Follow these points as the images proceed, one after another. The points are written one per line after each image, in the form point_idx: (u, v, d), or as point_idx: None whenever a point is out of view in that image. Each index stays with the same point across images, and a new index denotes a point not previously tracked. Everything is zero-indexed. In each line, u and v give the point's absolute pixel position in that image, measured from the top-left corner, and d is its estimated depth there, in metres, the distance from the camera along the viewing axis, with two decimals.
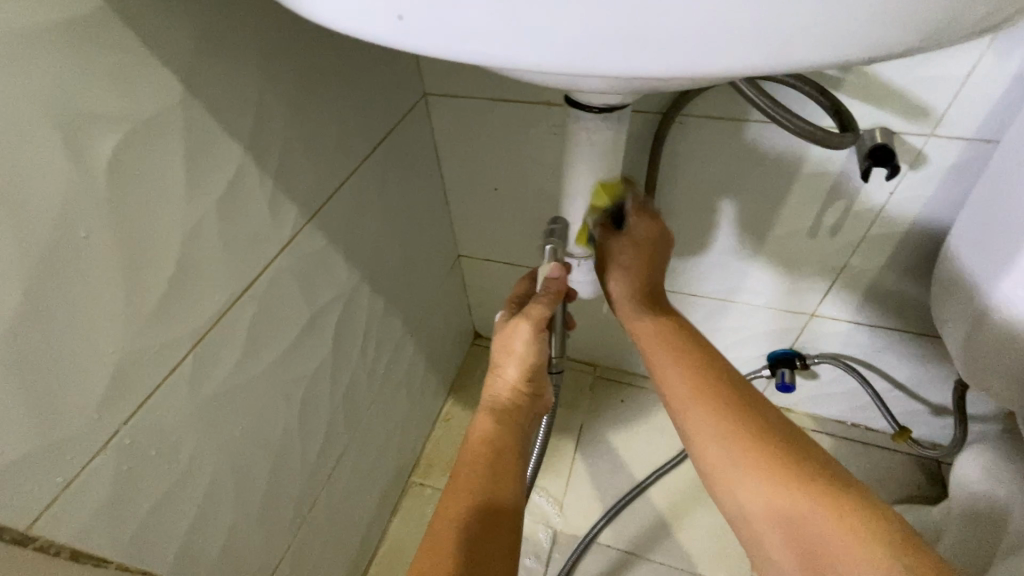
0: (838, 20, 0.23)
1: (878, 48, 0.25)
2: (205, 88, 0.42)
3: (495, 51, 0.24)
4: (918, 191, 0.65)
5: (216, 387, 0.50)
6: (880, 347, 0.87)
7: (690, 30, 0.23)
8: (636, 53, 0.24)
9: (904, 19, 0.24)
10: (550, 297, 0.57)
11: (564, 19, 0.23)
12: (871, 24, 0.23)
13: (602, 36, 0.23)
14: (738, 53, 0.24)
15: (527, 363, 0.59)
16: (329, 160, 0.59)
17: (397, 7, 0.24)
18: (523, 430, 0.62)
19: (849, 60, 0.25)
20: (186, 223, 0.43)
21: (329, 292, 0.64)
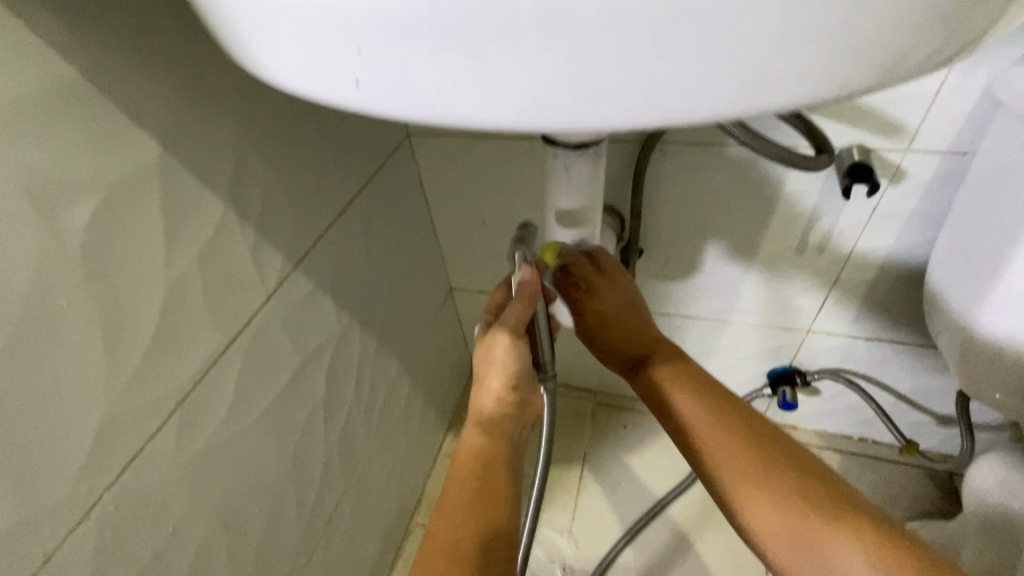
0: (794, 68, 0.23)
1: (839, 86, 0.25)
2: (184, 146, 0.43)
3: (457, 111, 0.25)
4: (900, 205, 0.65)
5: (204, 443, 0.49)
6: (880, 360, 0.86)
7: (649, 84, 0.23)
8: (597, 108, 0.24)
9: (862, 58, 0.24)
10: (523, 302, 0.55)
11: (523, 80, 0.23)
12: (829, 66, 0.24)
13: (561, 93, 0.24)
14: (699, 103, 0.24)
15: (509, 372, 0.59)
16: (314, 205, 0.59)
17: (355, 73, 0.24)
18: (513, 439, 0.62)
19: (813, 99, 0.25)
20: (167, 281, 0.43)
21: (318, 336, 0.64)
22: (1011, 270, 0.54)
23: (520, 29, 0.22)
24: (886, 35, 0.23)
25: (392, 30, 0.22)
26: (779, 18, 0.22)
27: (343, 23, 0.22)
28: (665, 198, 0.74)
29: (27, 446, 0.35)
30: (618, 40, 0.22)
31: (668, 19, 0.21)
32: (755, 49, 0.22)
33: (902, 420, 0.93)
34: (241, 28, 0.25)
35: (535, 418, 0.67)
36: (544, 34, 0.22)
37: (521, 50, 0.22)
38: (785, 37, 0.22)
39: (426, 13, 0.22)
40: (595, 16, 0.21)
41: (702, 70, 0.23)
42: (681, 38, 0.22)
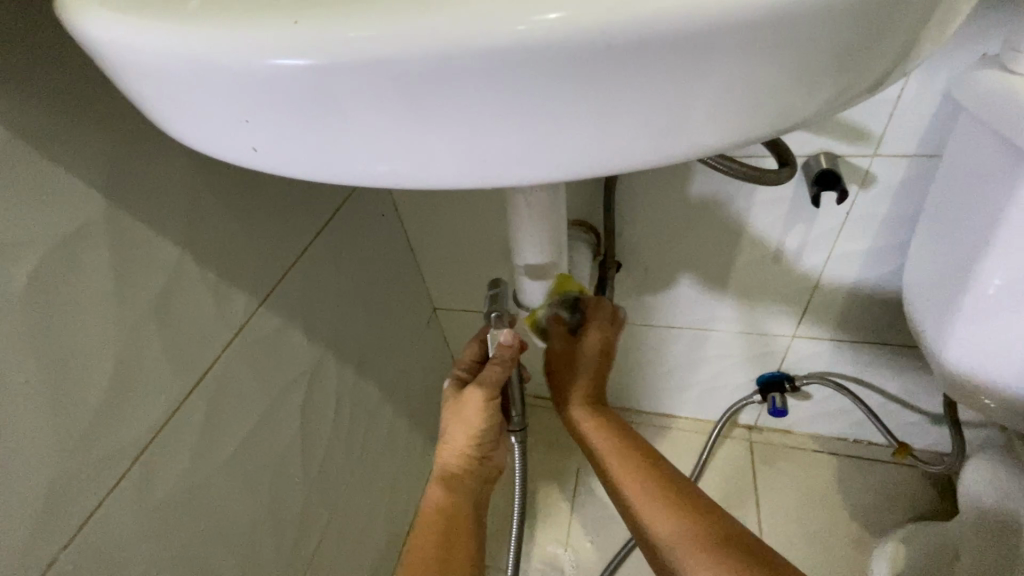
0: (700, 121, 0.24)
1: (747, 129, 0.25)
2: (129, 196, 0.42)
3: (371, 174, 0.25)
4: (873, 209, 0.65)
5: (169, 491, 0.48)
6: (867, 362, 0.85)
7: (560, 140, 0.23)
8: (510, 164, 0.24)
9: (769, 101, 0.24)
10: (504, 363, 0.56)
11: (428, 142, 0.23)
12: (732, 114, 0.24)
13: (471, 152, 0.24)
14: (616, 154, 0.24)
15: (476, 431, 0.57)
16: (275, 241, 0.58)
17: (255, 141, 0.25)
18: (476, 496, 0.61)
19: (723, 143, 0.25)
20: (121, 331, 0.43)
21: (288, 371, 0.63)
22: (989, 261, 0.51)
23: (413, 91, 0.21)
24: (797, 78, 0.23)
25: (284, 101, 0.22)
26: (688, 71, 0.21)
27: (236, 90, 0.22)
28: (637, 215, 0.73)
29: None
30: (520, 101, 0.22)
31: (568, 79, 0.21)
32: (665, 101, 0.22)
33: (894, 420, 0.92)
34: (145, 96, 0.25)
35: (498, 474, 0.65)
36: (441, 96, 0.22)
37: (421, 114, 0.22)
38: (696, 85, 0.22)
39: (318, 81, 0.21)
40: (490, 81, 0.21)
41: (614, 124, 0.23)
42: (586, 95, 0.22)
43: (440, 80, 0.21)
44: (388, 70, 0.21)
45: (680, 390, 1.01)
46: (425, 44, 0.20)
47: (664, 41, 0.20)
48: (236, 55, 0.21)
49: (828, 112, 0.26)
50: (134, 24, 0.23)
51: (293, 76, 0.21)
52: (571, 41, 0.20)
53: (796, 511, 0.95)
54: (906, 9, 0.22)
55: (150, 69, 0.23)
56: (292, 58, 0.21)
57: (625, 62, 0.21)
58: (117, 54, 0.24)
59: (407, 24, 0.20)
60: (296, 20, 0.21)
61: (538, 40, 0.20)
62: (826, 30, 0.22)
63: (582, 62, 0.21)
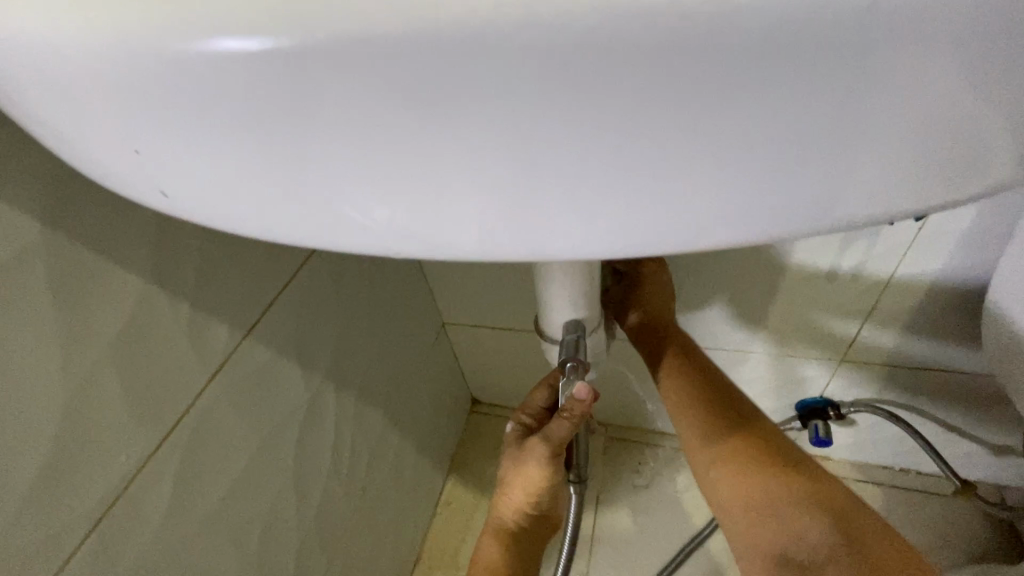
0: (806, 147, 0.17)
1: (883, 162, 0.18)
2: (81, 221, 0.35)
3: (391, 220, 0.20)
4: (950, 224, 0.56)
5: (133, 561, 0.41)
6: (925, 390, 0.76)
7: (631, 173, 0.18)
8: (569, 206, 0.19)
9: (916, 123, 0.17)
10: (571, 420, 0.49)
11: (434, 162, 0.18)
12: (856, 137, 0.17)
13: (518, 186, 0.18)
14: (706, 192, 0.18)
15: (536, 489, 0.53)
16: (265, 263, 0.51)
17: (250, 170, 0.19)
18: (531, 550, 0.58)
19: (843, 182, 0.18)
20: (70, 383, 0.36)
21: (281, 408, 0.56)
22: None
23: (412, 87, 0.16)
24: (970, 89, 0.17)
25: (276, 116, 0.17)
26: (808, 77, 0.16)
27: (187, 92, 0.17)
28: None
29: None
30: (582, 120, 0.17)
31: (632, 84, 0.16)
32: (775, 122, 0.17)
33: (951, 452, 0.83)
34: (78, 100, 0.19)
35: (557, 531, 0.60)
36: (480, 112, 0.17)
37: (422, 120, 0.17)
38: (821, 96, 0.16)
39: (297, 79, 0.16)
40: (512, 79, 0.16)
41: (706, 152, 0.17)
42: (670, 110, 0.16)
43: (476, 87, 0.16)
44: (397, 74, 0.16)
45: None
46: (458, 42, 0.15)
47: (775, 33, 0.15)
48: (203, 52, 0.17)
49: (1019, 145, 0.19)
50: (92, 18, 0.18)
51: (286, 79, 0.17)
52: (649, 34, 0.15)
53: None
54: None
55: (106, 76, 0.18)
56: (253, 42, 0.16)
57: (722, 63, 0.15)
58: (58, 56, 0.18)
59: (434, 18, 0.15)
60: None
61: (614, 32, 0.15)
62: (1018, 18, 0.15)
63: (662, 65, 0.16)
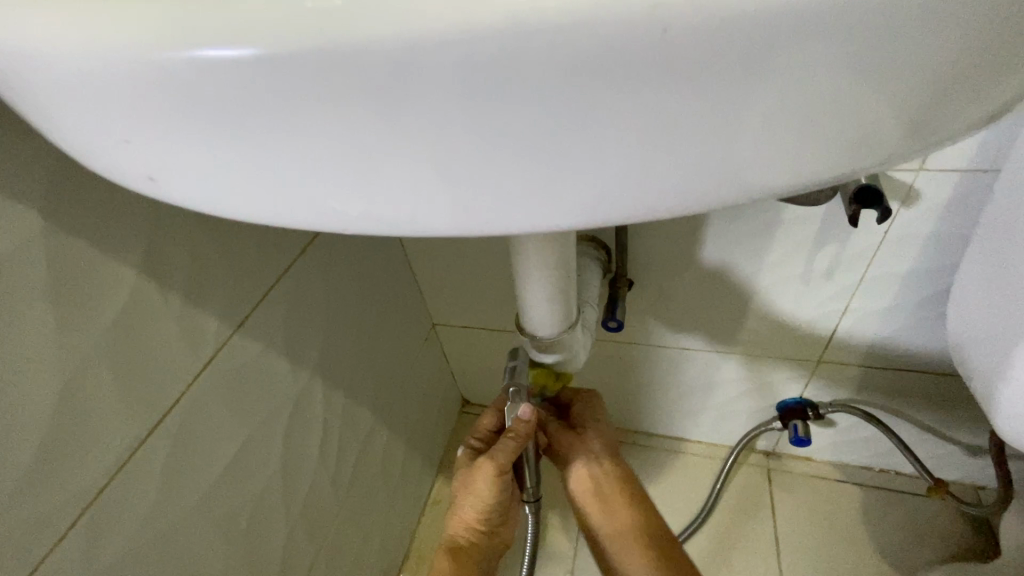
0: (739, 149, 0.19)
1: (808, 163, 0.20)
2: (81, 213, 0.37)
3: (368, 208, 0.22)
4: (915, 228, 0.58)
5: (125, 544, 0.43)
6: (899, 390, 0.78)
7: (576, 172, 0.20)
8: (522, 200, 0.21)
9: (833, 130, 0.19)
10: (519, 438, 0.52)
11: (402, 159, 0.20)
12: (784, 143, 0.19)
13: (473, 180, 0.20)
14: (645, 188, 0.20)
15: (486, 502, 0.55)
16: (254, 262, 0.53)
17: (232, 163, 0.21)
18: (482, 568, 0.58)
19: (772, 180, 0.20)
20: (67, 370, 0.37)
21: (270, 401, 0.57)
22: None
23: (381, 94, 0.18)
24: (880, 94, 0.18)
25: (254, 117, 0.19)
26: (732, 86, 0.17)
27: (175, 95, 0.19)
28: (651, 231, 0.66)
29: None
30: (527, 122, 0.18)
31: (581, 93, 0.17)
32: (703, 125, 0.18)
33: (926, 451, 0.85)
34: (78, 104, 0.21)
35: (504, 548, 0.61)
36: (436, 115, 0.18)
37: (391, 123, 0.19)
38: (750, 102, 0.18)
39: (277, 88, 0.18)
40: (471, 87, 0.17)
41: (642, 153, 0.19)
42: (607, 114, 0.18)
43: (437, 95, 0.18)
44: (363, 81, 0.18)
45: (694, 415, 0.95)
46: (407, 45, 0.17)
47: (706, 42, 0.16)
48: (193, 57, 0.18)
49: (925, 141, 0.20)
50: (84, 21, 0.19)
51: (252, 80, 0.18)
52: (591, 40, 0.16)
53: (819, 547, 0.88)
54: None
55: (97, 74, 0.20)
56: (238, 50, 0.18)
57: (659, 74, 0.17)
58: (52, 57, 0.20)
59: (403, 29, 0.17)
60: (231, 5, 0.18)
61: (557, 42, 0.16)
62: (919, 27, 0.17)
63: (596, 74, 0.17)
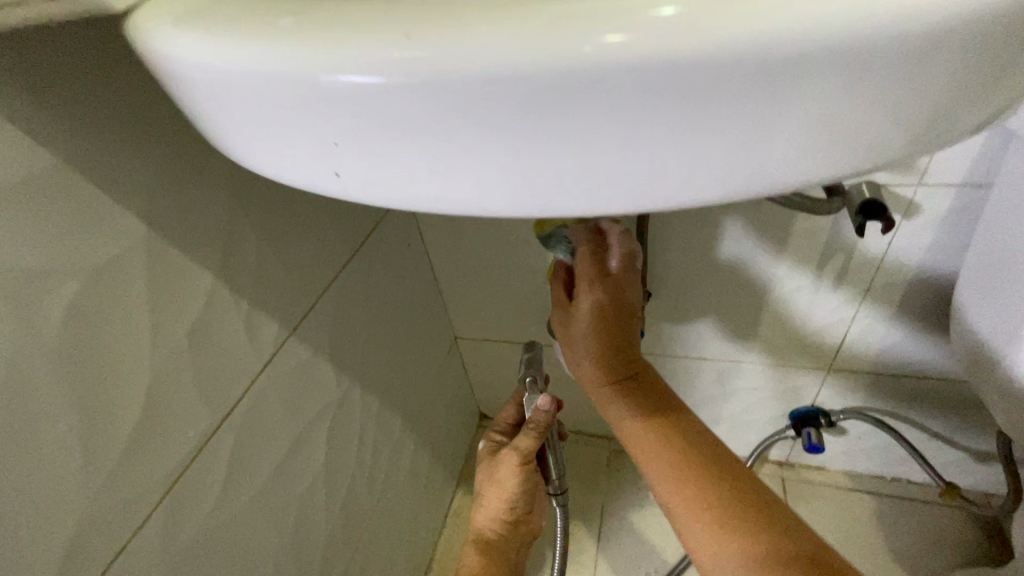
0: (803, 151, 0.21)
1: (853, 164, 0.23)
2: (171, 223, 0.41)
3: (445, 192, 0.23)
4: (917, 238, 0.63)
5: (192, 533, 0.46)
6: (908, 396, 0.81)
7: (658, 169, 0.21)
8: (603, 196, 0.22)
9: (877, 136, 0.22)
10: (539, 429, 0.53)
11: (509, 162, 0.21)
12: (838, 146, 0.22)
13: (540, 180, 0.22)
14: (714, 184, 0.22)
15: (510, 496, 0.56)
16: (305, 273, 0.57)
17: (334, 166, 0.23)
18: (511, 559, 0.60)
19: (821, 178, 0.23)
20: (152, 366, 0.41)
21: (316, 404, 0.61)
22: None
23: (503, 110, 0.20)
24: (917, 107, 0.21)
25: (376, 127, 0.21)
26: (807, 95, 0.20)
27: (304, 106, 0.21)
28: (669, 244, 0.71)
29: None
30: (616, 127, 0.20)
31: (681, 102, 0.19)
32: (769, 129, 0.21)
33: (937, 457, 0.88)
34: (218, 116, 0.23)
35: (534, 536, 0.63)
36: (546, 124, 0.20)
37: (503, 132, 0.20)
38: (818, 111, 0.20)
39: (407, 102, 0.20)
40: (583, 99, 0.19)
41: (723, 154, 0.21)
42: (690, 118, 0.20)
43: (552, 108, 0.19)
44: (481, 98, 0.19)
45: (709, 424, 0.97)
46: (519, 63, 0.19)
47: (792, 61, 0.19)
48: (327, 76, 0.20)
49: (933, 149, 0.24)
50: (203, 42, 0.21)
51: (378, 97, 0.20)
52: (695, 58, 0.18)
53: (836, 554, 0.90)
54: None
55: (212, 86, 0.22)
56: (372, 75, 0.19)
57: (751, 84, 0.19)
58: (200, 73, 0.21)
59: (536, 50, 0.18)
60: (408, 35, 0.19)
61: (667, 58, 0.18)
62: (938, 54, 0.19)
63: (657, 88, 0.19)
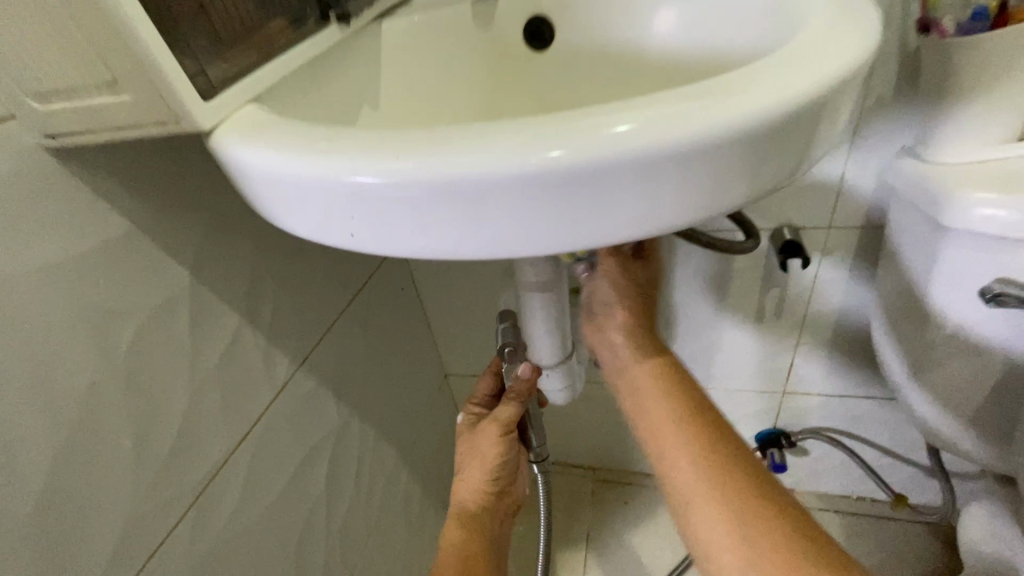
0: (672, 206, 0.31)
1: (712, 210, 0.32)
2: (209, 273, 0.51)
3: (426, 247, 0.32)
4: (837, 272, 0.73)
5: (213, 538, 0.53)
6: (857, 416, 0.90)
7: (571, 226, 0.31)
8: (538, 246, 0.32)
9: (723, 191, 0.31)
10: (519, 396, 0.61)
11: (468, 227, 0.31)
12: (696, 201, 0.31)
13: (492, 239, 0.31)
14: (614, 233, 0.31)
15: (491, 465, 0.63)
16: (312, 314, 0.66)
17: (349, 231, 0.32)
18: (493, 531, 0.64)
19: (693, 221, 0.32)
20: (187, 391, 0.50)
21: (320, 431, 0.68)
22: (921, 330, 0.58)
23: (458, 196, 0.29)
24: (742, 172, 0.31)
25: (376, 207, 0.30)
26: (663, 173, 0.29)
27: (327, 194, 0.31)
28: None
29: (53, 545, 0.40)
30: (537, 203, 0.29)
31: (577, 185, 0.29)
32: (643, 196, 0.30)
33: (892, 474, 0.95)
34: (269, 200, 0.33)
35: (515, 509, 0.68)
36: (489, 203, 0.29)
37: (461, 208, 0.30)
38: (675, 182, 0.30)
39: (396, 193, 0.30)
40: (511, 187, 0.29)
41: (616, 212, 0.30)
42: (585, 194, 0.29)
43: (491, 194, 0.29)
44: (442, 189, 0.29)
45: None
46: (464, 168, 0.28)
47: (645, 156, 0.28)
48: (343, 178, 0.30)
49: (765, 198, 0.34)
50: (260, 156, 0.32)
51: (376, 189, 0.30)
52: (579, 159, 0.28)
53: None
54: (803, 131, 0.31)
55: (267, 182, 0.32)
56: (372, 177, 0.29)
57: (622, 171, 0.28)
58: (260, 176, 0.32)
59: (475, 159, 0.29)
60: (397, 155, 0.29)
61: (561, 161, 0.28)
62: (746, 144, 0.29)
63: (557, 178, 0.28)
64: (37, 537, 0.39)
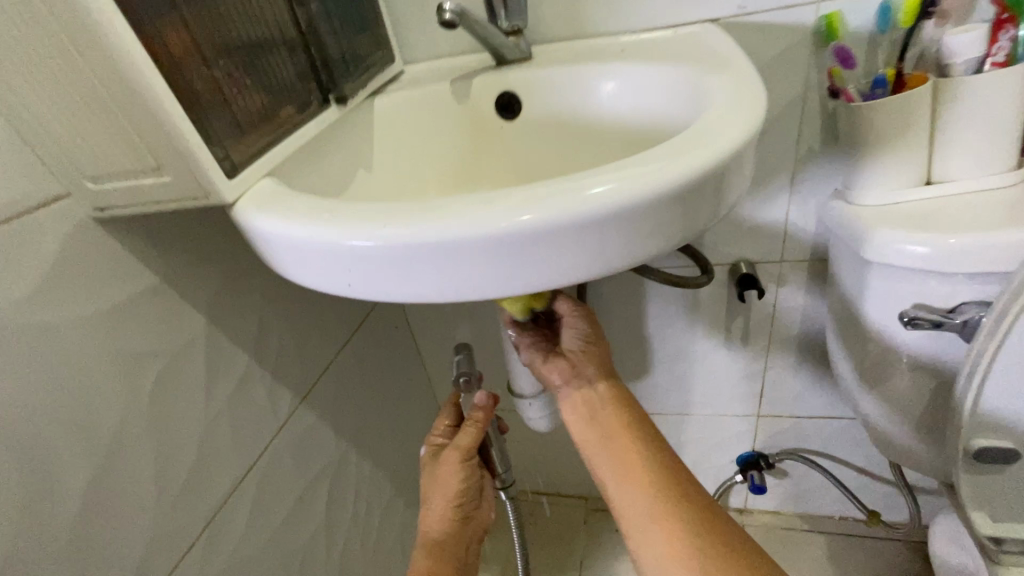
0: (613, 253, 0.38)
1: (648, 253, 0.39)
2: (222, 318, 0.57)
3: (413, 293, 0.39)
4: (793, 301, 0.80)
5: (222, 562, 0.58)
6: (829, 436, 0.94)
7: (531, 272, 0.37)
8: (505, 289, 0.38)
9: (654, 238, 0.38)
10: (477, 424, 0.65)
11: (447, 277, 0.38)
12: (632, 247, 0.38)
13: (467, 285, 0.38)
14: (567, 276, 0.38)
15: (453, 494, 0.66)
16: (312, 353, 0.72)
17: (349, 282, 0.39)
18: (460, 556, 0.67)
19: (634, 263, 0.39)
20: (202, 424, 0.55)
21: (319, 462, 0.73)
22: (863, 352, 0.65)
23: (437, 253, 0.36)
24: (668, 222, 0.38)
25: (371, 263, 0.37)
26: (602, 228, 0.36)
27: (331, 254, 0.38)
28: (606, 315, 0.88)
29: (84, 563, 0.45)
30: (502, 256, 0.36)
31: (533, 240, 0.36)
32: (588, 247, 0.37)
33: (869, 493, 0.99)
34: (281, 258, 0.40)
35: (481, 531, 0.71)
36: (463, 258, 0.37)
37: (440, 262, 0.37)
38: (613, 235, 0.37)
39: (386, 252, 0.37)
40: (479, 245, 0.36)
41: (567, 260, 0.37)
42: (540, 247, 0.36)
43: (464, 250, 0.36)
44: (425, 248, 0.36)
45: None
46: (441, 232, 0.36)
47: (585, 217, 0.35)
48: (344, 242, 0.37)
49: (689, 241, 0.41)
50: (275, 224, 0.39)
51: (371, 250, 0.37)
52: (532, 221, 0.35)
53: None
54: (711, 189, 0.38)
55: (280, 245, 0.39)
56: (367, 241, 0.36)
57: (568, 228, 0.35)
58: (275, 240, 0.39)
59: (449, 224, 0.36)
60: (386, 223, 0.37)
61: (517, 223, 0.35)
62: (667, 202, 0.36)
63: (516, 237, 0.35)
64: (71, 556, 0.44)
